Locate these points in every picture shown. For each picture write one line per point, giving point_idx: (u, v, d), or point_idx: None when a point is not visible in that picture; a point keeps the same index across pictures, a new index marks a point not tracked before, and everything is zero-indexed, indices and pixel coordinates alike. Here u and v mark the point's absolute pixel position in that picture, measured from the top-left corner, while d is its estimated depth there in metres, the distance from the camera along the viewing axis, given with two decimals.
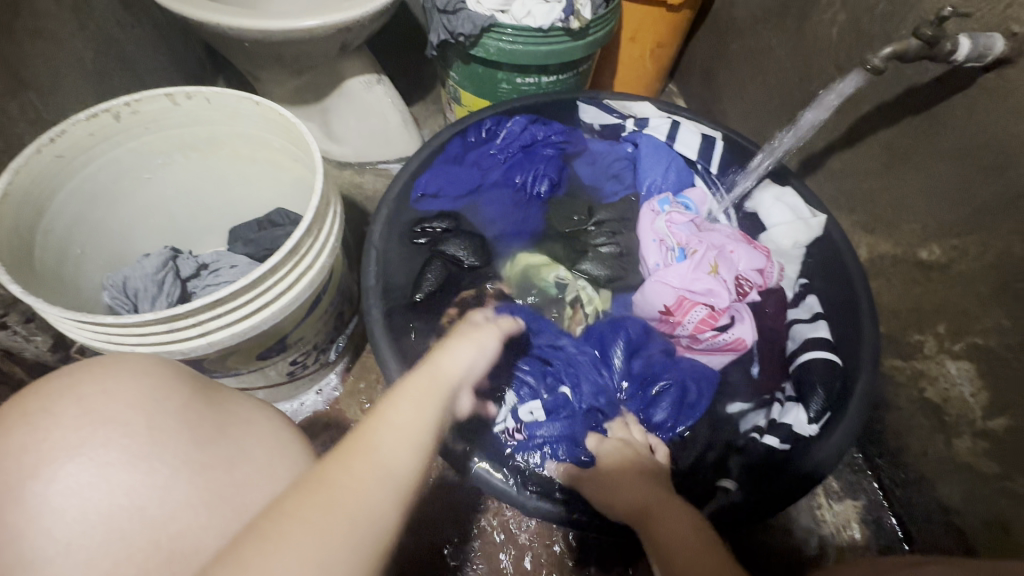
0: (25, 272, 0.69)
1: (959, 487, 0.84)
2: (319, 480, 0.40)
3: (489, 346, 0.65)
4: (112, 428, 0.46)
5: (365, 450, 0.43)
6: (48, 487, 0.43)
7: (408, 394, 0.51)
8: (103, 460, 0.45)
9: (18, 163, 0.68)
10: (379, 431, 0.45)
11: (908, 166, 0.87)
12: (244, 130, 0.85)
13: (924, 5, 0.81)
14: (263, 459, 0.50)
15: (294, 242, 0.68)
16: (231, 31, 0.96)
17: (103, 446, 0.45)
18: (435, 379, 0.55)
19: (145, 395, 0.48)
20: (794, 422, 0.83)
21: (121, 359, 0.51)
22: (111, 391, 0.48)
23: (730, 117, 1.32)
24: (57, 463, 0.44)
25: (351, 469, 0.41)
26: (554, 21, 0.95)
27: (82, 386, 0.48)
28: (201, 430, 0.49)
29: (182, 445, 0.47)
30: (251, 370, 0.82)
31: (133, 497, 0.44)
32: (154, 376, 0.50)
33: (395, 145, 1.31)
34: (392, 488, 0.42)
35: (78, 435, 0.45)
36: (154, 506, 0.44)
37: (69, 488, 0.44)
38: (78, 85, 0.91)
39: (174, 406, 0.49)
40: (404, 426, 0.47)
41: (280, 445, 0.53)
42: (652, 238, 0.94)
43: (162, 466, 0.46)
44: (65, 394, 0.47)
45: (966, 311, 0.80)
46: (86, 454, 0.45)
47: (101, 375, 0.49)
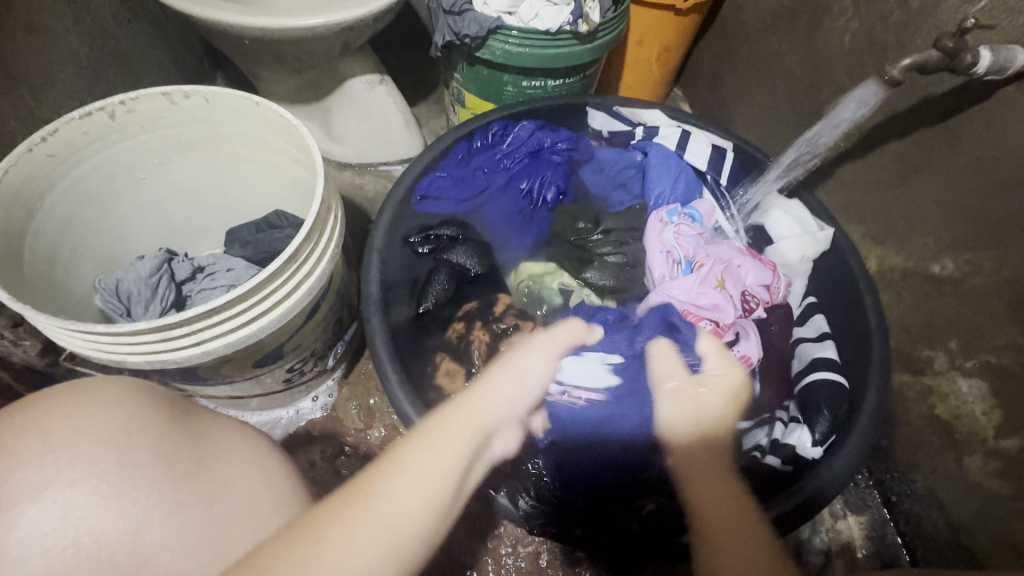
0: (13, 275, 0.67)
1: (969, 507, 0.83)
2: (306, 533, 0.39)
3: (537, 374, 0.55)
4: (81, 466, 0.44)
5: (368, 505, 0.41)
6: (9, 533, 0.41)
7: (446, 432, 0.47)
8: (69, 502, 0.43)
9: (8, 162, 0.65)
10: (386, 482, 0.42)
11: (922, 178, 0.85)
12: (242, 131, 0.83)
13: (941, 14, 0.79)
14: (245, 491, 0.48)
15: (292, 249, 0.66)
16: (231, 28, 0.93)
17: (69, 486, 0.43)
18: (479, 418, 0.49)
19: (119, 428, 0.46)
20: (797, 443, 0.82)
21: (94, 385, 0.49)
22: (79, 425, 0.45)
23: (736, 123, 1.30)
24: (21, 505, 0.42)
25: (342, 528, 0.39)
26: (562, 24, 0.93)
27: (48, 420, 0.45)
28: (178, 464, 0.46)
29: (157, 482, 0.45)
30: (246, 378, 0.80)
31: (103, 543, 0.42)
32: (126, 405, 0.47)
33: (397, 146, 1.28)
34: (392, 554, 0.40)
35: (42, 475, 0.43)
36: (126, 552, 0.42)
37: (33, 534, 0.42)
38: (72, 81, 0.88)
39: (149, 438, 0.46)
40: (421, 483, 0.43)
41: (267, 475, 0.51)
42: (659, 249, 0.92)
43: (135, 507, 0.44)
44: (29, 429, 0.45)
45: (980, 328, 0.79)
46: (53, 494, 0.43)
47: (69, 407, 0.46)
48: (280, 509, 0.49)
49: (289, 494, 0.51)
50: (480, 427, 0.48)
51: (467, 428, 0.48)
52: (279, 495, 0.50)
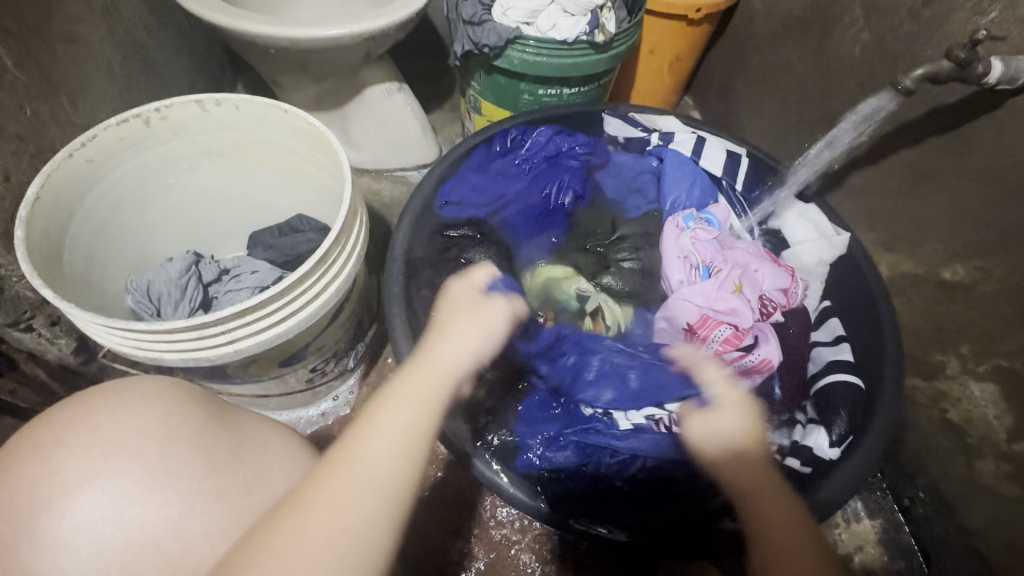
0: (54, 274, 0.69)
1: (980, 510, 0.84)
2: (303, 499, 0.46)
3: (497, 324, 0.73)
4: (125, 458, 0.46)
5: (347, 463, 0.49)
6: (62, 523, 0.44)
7: (388, 398, 0.56)
8: (115, 492, 0.45)
9: (51, 167, 0.68)
10: (359, 445, 0.51)
11: (932, 185, 0.87)
12: (270, 138, 0.86)
13: (951, 26, 0.81)
14: (277, 481, 0.51)
15: (322, 252, 0.68)
16: (257, 38, 0.97)
17: (115, 476, 0.46)
18: (424, 380, 0.59)
19: (157, 423, 0.48)
20: (814, 445, 0.83)
21: (133, 383, 0.51)
22: (124, 420, 0.48)
23: (747, 132, 1.32)
24: (72, 495, 0.45)
25: (332, 484, 0.47)
26: (579, 35, 0.96)
27: (93, 415, 0.48)
28: (214, 456, 0.49)
29: (194, 473, 0.47)
30: (272, 377, 0.82)
31: (147, 531, 0.45)
32: (166, 403, 0.50)
33: (413, 152, 1.31)
34: (380, 496, 0.48)
35: (89, 467, 0.46)
36: (168, 539, 0.45)
37: (84, 522, 0.44)
38: (106, 89, 0.91)
39: (188, 431, 0.49)
40: (387, 439, 0.52)
41: (298, 468, 0.54)
42: (676, 255, 0.95)
43: (175, 497, 0.46)
44: (74, 425, 0.47)
45: (991, 333, 0.80)
46: (99, 486, 0.45)
47: (110, 405, 0.49)
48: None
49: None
50: (435, 390, 0.59)
51: (428, 390, 0.59)
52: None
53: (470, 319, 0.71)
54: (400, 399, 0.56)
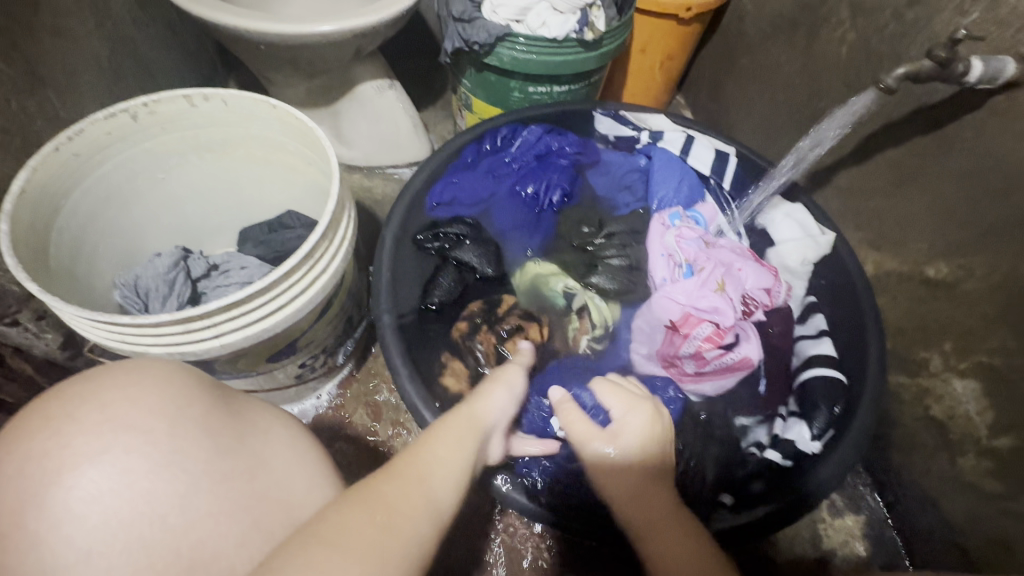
0: (40, 268, 0.69)
1: (963, 505, 0.84)
2: (365, 492, 0.45)
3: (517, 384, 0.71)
4: (135, 434, 0.45)
5: (411, 472, 0.49)
6: (69, 494, 0.42)
7: (446, 432, 0.57)
8: (125, 465, 0.44)
9: (37, 161, 0.68)
10: (425, 464, 0.51)
11: (917, 184, 0.88)
12: (258, 133, 0.86)
13: (935, 26, 0.82)
14: (282, 469, 0.50)
15: (309, 246, 0.68)
16: (247, 34, 0.97)
17: (126, 450, 0.44)
18: (473, 421, 0.61)
19: (167, 402, 0.48)
20: (796, 439, 0.84)
21: (146, 364, 0.51)
22: (135, 397, 0.47)
23: (737, 131, 1.33)
24: (81, 467, 0.43)
25: (400, 488, 0.47)
26: (568, 33, 0.96)
27: (107, 390, 0.47)
28: (222, 438, 0.48)
29: (204, 452, 0.46)
30: (259, 372, 0.82)
31: (155, 507, 0.43)
32: (176, 385, 0.49)
33: (405, 150, 1.32)
34: (431, 517, 0.46)
35: (99, 440, 0.44)
36: (177, 514, 0.43)
37: (90, 494, 0.42)
38: (94, 84, 0.91)
39: (197, 413, 0.48)
40: (445, 466, 0.51)
41: (299, 458, 0.53)
42: (660, 252, 0.96)
43: (185, 473, 0.45)
44: (87, 399, 0.46)
45: (972, 331, 0.81)
46: (108, 459, 0.44)
47: (123, 382, 0.48)
48: (313, 490, 0.51)
49: (320, 477, 0.53)
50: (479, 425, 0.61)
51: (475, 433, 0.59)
52: (311, 477, 0.52)
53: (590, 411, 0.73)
54: (454, 434, 0.57)
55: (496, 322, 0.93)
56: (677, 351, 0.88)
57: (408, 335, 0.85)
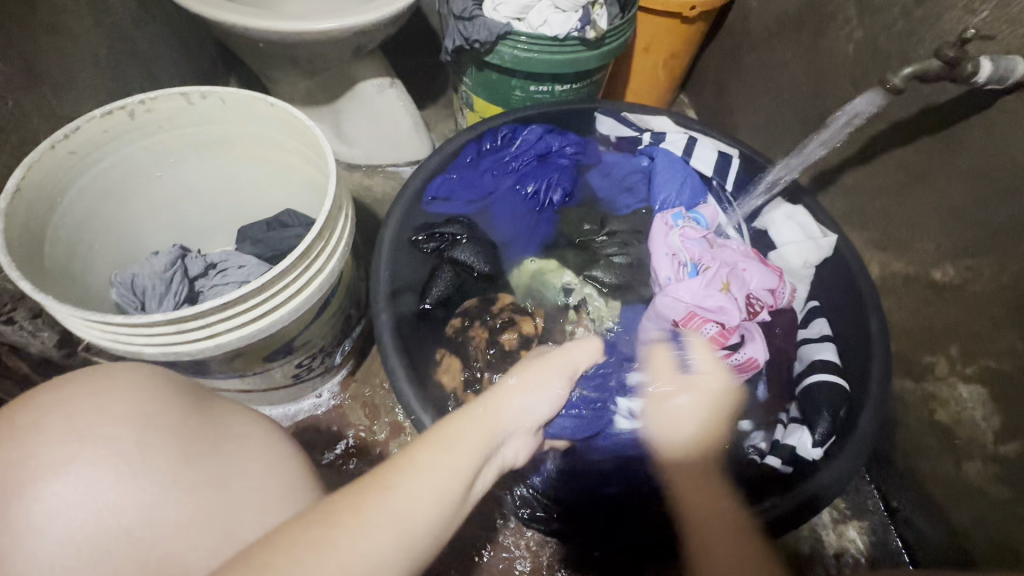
0: (34, 267, 0.69)
1: (968, 512, 0.83)
2: (328, 512, 0.40)
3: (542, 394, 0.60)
4: (100, 444, 0.45)
5: (388, 489, 0.43)
6: (34, 506, 0.43)
7: (445, 436, 0.49)
8: (89, 478, 0.44)
9: (31, 159, 0.67)
10: (406, 471, 0.44)
11: (924, 185, 0.87)
12: (256, 131, 0.85)
13: (943, 24, 0.80)
14: (258, 474, 0.48)
15: (305, 246, 0.68)
16: (246, 31, 0.96)
17: (92, 462, 0.45)
18: (484, 420, 0.52)
19: (136, 410, 0.47)
20: (797, 443, 0.83)
21: (114, 371, 0.49)
22: (102, 406, 0.47)
23: (741, 130, 1.32)
24: (45, 479, 0.44)
25: (367, 508, 0.41)
26: (570, 31, 0.95)
27: (72, 399, 0.47)
28: (192, 446, 0.47)
29: (171, 462, 0.46)
30: (256, 372, 0.81)
31: (120, 519, 0.44)
32: (148, 390, 0.49)
33: (406, 148, 1.31)
34: (407, 545, 0.41)
35: (65, 451, 0.45)
36: (141, 527, 0.44)
37: (55, 506, 0.43)
38: (92, 81, 0.90)
39: (167, 421, 0.47)
40: (433, 480, 0.45)
41: (280, 461, 0.51)
42: (664, 252, 0.93)
43: (151, 484, 0.45)
44: (54, 408, 0.46)
45: (980, 334, 0.79)
46: (73, 472, 0.44)
47: (91, 390, 0.47)
48: (293, 494, 0.49)
49: (301, 480, 0.51)
50: (494, 431, 0.52)
51: (485, 436, 0.51)
52: (291, 481, 0.50)
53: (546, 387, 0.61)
54: (461, 441, 0.49)
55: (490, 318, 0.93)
56: None
57: (406, 341, 0.83)
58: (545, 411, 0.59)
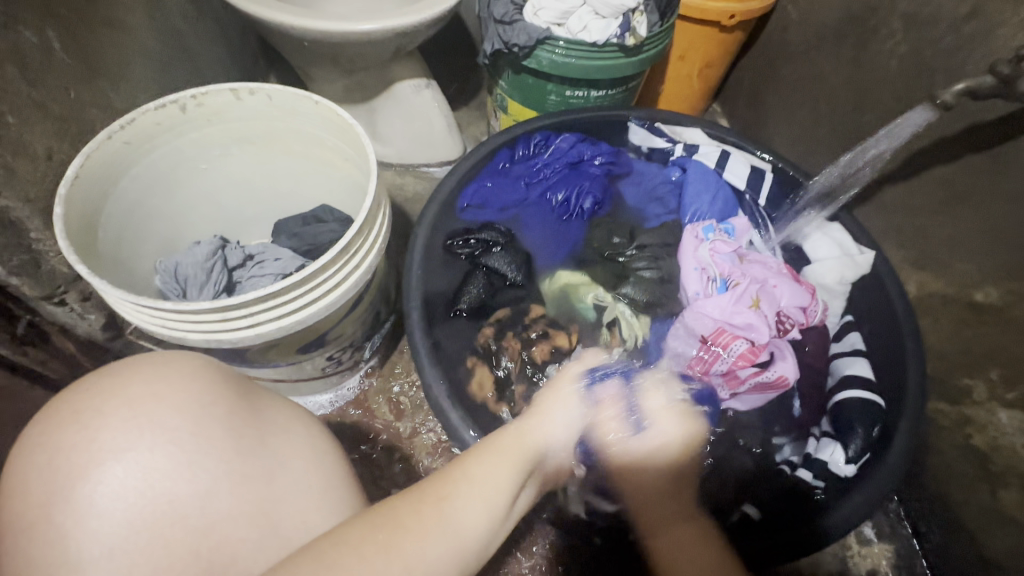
0: (87, 252, 0.72)
1: (1003, 541, 0.81)
2: (389, 519, 0.43)
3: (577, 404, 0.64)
4: (158, 431, 0.46)
5: (442, 496, 0.46)
6: (96, 489, 0.44)
7: (488, 453, 0.51)
8: (149, 464, 0.45)
9: (91, 147, 0.70)
10: (458, 483, 0.47)
11: (967, 204, 0.85)
12: (299, 128, 0.87)
13: (995, 40, 0.79)
14: (301, 471, 0.50)
15: (345, 242, 0.69)
16: (292, 31, 0.99)
17: (149, 448, 0.46)
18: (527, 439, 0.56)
19: (191, 400, 0.48)
20: (829, 460, 0.81)
21: (171, 359, 0.51)
22: (160, 394, 0.48)
23: (775, 141, 1.30)
24: (107, 463, 0.45)
25: (421, 515, 0.43)
26: (610, 37, 0.95)
27: (133, 385, 0.48)
28: (243, 438, 0.49)
29: (225, 454, 0.47)
30: (289, 363, 0.83)
31: (176, 505, 0.45)
32: (201, 381, 0.50)
33: (438, 149, 1.33)
34: (456, 557, 0.43)
35: (126, 436, 0.46)
36: (194, 515, 0.45)
37: (114, 490, 0.44)
38: (145, 75, 0.93)
39: (219, 412, 0.49)
40: (479, 493, 0.47)
41: (318, 460, 0.53)
42: (693, 266, 0.93)
43: (205, 474, 0.46)
44: (114, 395, 0.47)
45: (1021, 359, 0.77)
46: (132, 456, 0.45)
47: (149, 377, 0.49)
48: (330, 492, 0.51)
49: (336, 481, 0.53)
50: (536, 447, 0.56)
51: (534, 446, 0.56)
52: (327, 478, 0.52)
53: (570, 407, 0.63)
54: (506, 454, 0.52)
55: (522, 329, 0.94)
56: (710, 369, 0.86)
57: (437, 340, 0.85)
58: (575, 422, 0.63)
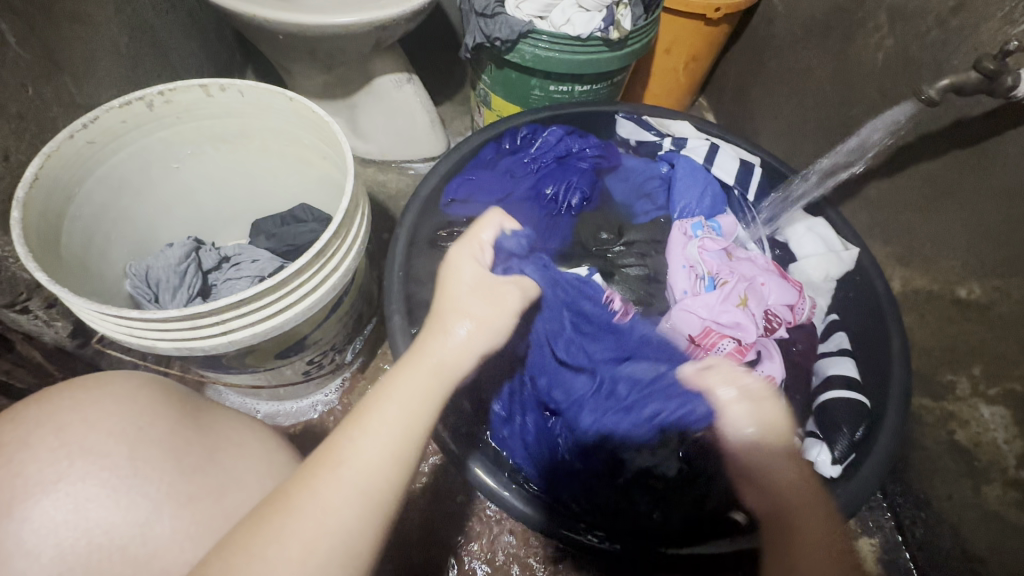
0: (51, 259, 0.69)
1: (985, 536, 0.81)
2: (283, 506, 0.42)
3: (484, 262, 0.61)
4: (92, 460, 0.44)
5: (336, 463, 0.44)
6: (23, 527, 0.42)
7: (377, 396, 0.48)
8: (81, 496, 0.43)
9: (50, 148, 0.67)
10: (349, 441, 0.45)
11: (952, 201, 0.84)
12: (275, 126, 0.84)
13: (981, 35, 0.78)
14: (259, 485, 0.48)
15: (321, 244, 0.67)
16: (267, 24, 0.95)
17: (80, 479, 0.44)
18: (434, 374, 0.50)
19: (127, 422, 0.46)
20: (816, 461, 0.80)
21: (109, 380, 0.49)
22: (90, 419, 0.46)
23: (761, 136, 1.29)
24: (35, 497, 0.43)
25: (318, 493, 0.43)
26: (593, 31, 0.93)
27: (63, 413, 0.46)
28: (187, 457, 0.47)
29: (165, 476, 0.45)
30: (267, 369, 0.81)
31: (112, 534, 0.43)
32: (140, 402, 0.48)
33: (421, 145, 1.30)
34: (363, 509, 0.43)
35: (54, 468, 0.44)
36: (136, 544, 0.43)
37: (43, 527, 0.42)
38: (112, 71, 0.90)
39: (160, 432, 0.47)
40: (376, 439, 0.45)
41: (281, 471, 0.51)
42: (682, 263, 0.92)
43: (144, 499, 0.44)
44: (44, 423, 0.45)
45: (1005, 355, 0.77)
46: (62, 489, 0.43)
47: (84, 400, 0.47)
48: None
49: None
50: (436, 374, 0.51)
51: (426, 386, 0.49)
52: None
53: (459, 306, 0.55)
54: (400, 392, 0.48)
55: None
56: None
57: None
58: (463, 345, 0.53)
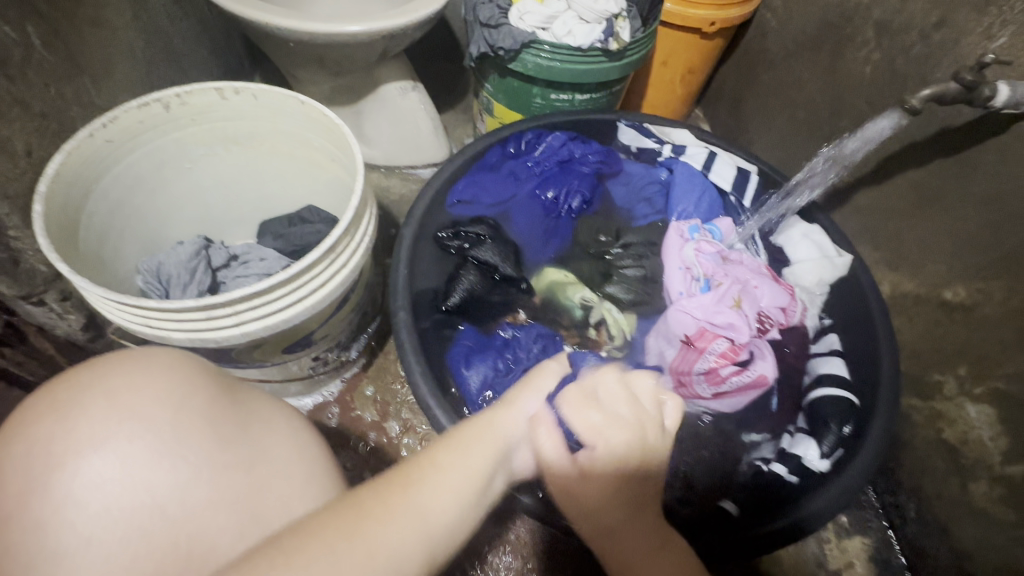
0: (69, 250, 0.71)
1: (973, 532, 0.84)
2: (356, 508, 0.41)
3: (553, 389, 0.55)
4: (138, 421, 0.46)
5: (413, 490, 0.43)
6: (74, 479, 0.44)
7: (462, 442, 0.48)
8: (127, 455, 0.45)
9: (71, 145, 0.69)
10: (431, 474, 0.44)
11: (938, 207, 0.88)
12: (286, 128, 0.87)
13: (962, 49, 0.82)
14: (281, 459, 0.50)
15: (332, 241, 0.69)
16: (279, 31, 0.98)
17: (127, 439, 0.46)
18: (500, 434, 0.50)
19: (174, 389, 0.48)
20: (804, 456, 0.83)
21: (147, 354, 0.50)
22: (138, 382, 0.48)
23: (755, 146, 1.33)
24: (85, 454, 0.45)
25: (389, 505, 0.41)
26: (593, 42, 0.97)
27: (112, 376, 0.48)
28: (224, 428, 0.49)
29: (203, 444, 0.47)
30: (274, 363, 0.83)
31: (155, 495, 0.45)
32: (183, 371, 0.50)
33: (424, 151, 1.33)
34: (430, 540, 0.41)
35: (104, 426, 0.46)
36: (174, 505, 0.45)
37: (94, 481, 0.44)
38: (127, 74, 0.93)
39: (200, 402, 0.48)
40: (460, 479, 0.45)
41: (302, 447, 0.53)
42: (677, 265, 0.94)
43: (186, 465, 0.46)
44: (91, 385, 0.47)
45: (988, 356, 0.80)
46: (109, 448, 0.45)
47: (130, 367, 0.49)
48: (312, 482, 0.51)
49: (320, 468, 0.53)
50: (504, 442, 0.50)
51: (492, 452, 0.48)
52: (309, 467, 0.52)
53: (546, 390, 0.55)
54: (477, 446, 0.48)
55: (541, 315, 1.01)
56: (691, 368, 0.87)
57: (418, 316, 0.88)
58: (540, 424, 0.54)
